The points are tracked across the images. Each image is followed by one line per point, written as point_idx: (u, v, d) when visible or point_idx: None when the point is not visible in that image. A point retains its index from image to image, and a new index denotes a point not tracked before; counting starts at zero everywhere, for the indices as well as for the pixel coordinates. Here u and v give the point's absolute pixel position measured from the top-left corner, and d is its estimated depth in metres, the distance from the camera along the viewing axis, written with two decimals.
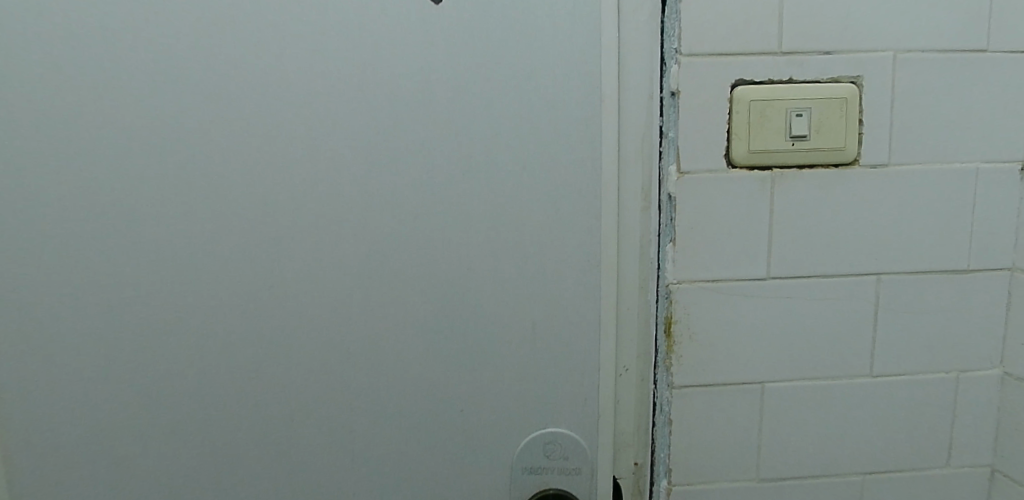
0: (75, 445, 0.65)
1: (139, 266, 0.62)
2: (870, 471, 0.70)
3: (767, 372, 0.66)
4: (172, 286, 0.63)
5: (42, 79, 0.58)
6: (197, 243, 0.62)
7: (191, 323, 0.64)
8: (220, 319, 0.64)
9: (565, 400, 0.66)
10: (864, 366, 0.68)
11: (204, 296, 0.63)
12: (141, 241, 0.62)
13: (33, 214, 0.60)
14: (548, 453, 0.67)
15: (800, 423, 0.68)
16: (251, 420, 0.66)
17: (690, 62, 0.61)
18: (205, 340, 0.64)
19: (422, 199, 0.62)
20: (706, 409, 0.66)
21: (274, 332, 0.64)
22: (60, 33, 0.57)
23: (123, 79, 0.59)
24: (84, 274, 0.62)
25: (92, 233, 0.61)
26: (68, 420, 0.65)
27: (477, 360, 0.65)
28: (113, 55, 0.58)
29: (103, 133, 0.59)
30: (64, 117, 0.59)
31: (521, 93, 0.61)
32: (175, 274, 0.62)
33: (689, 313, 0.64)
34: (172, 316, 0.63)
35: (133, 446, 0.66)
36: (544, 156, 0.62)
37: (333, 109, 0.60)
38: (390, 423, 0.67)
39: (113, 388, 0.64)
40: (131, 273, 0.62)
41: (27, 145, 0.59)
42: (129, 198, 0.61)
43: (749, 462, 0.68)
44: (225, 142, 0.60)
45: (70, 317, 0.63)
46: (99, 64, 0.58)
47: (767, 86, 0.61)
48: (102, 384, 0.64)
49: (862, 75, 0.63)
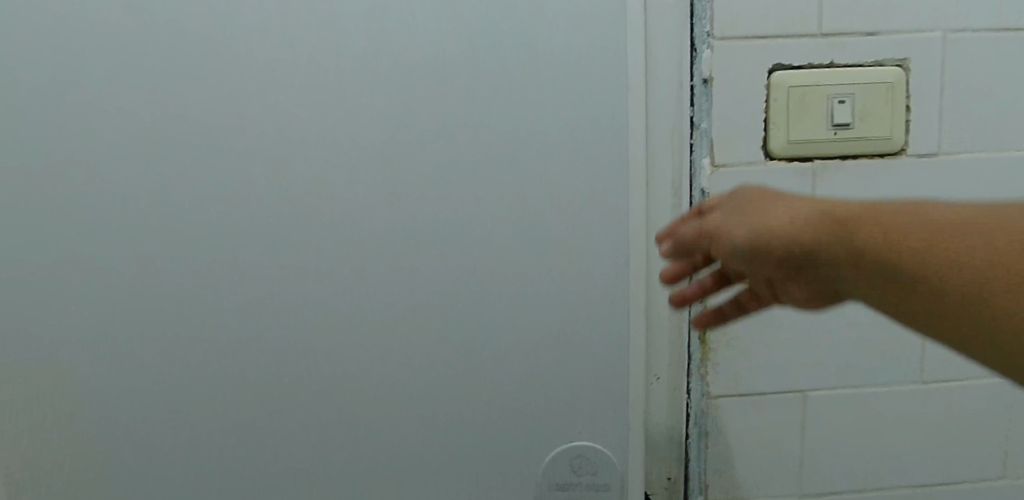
0: (69, 472, 0.61)
1: (136, 272, 0.58)
2: (921, 485, 0.65)
3: (809, 379, 0.62)
4: (171, 294, 0.59)
5: (28, 81, 0.54)
6: (196, 247, 0.58)
7: (191, 333, 0.59)
8: (223, 330, 0.60)
9: (593, 411, 0.62)
10: (914, 371, 0.63)
11: (205, 305, 0.59)
12: (137, 246, 0.57)
13: (25, 218, 0.57)
14: (575, 469, 0.63)
15: (846, 434, 0.63)
16: (257, 439, 0.62)
17: (724, 46, 0.56)
18: (206, 351, 0.60)
19: (436, 198, 0.58)
20: (744, 419, 0.62)
21: (281, 345, 0.60)
22: (49, 25, 0.54)
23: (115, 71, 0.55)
24: (78, 281, 0.58)
25: (86, 238, 0.57)
26: (61, 445, 0.60)
27: (498, 369, 0.61)
28: (101, 53, 0.54)
29: (94, 136, 0.55)
30: (55, 114, 0.55)
31: (541, 81, 0.56)
32: (173, 281, 0.58)
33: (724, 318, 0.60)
34: (171, 325, 0.59)
35: (131, 472, 0.61)
36: (567, 149, 0.57)
37: (340, 102, 0.56)
38: (405, 437, 0.63)
39: (108, 403, 0.60)
40: (127, 280, 0.58)
41: (15, 152, 0.56)
42: (124, 200, 0.57)
43: (791, 475, 0.63)
44: (225, 139, 0.56)
45: (63, 327, 0.59)
46: (88, 63, 0.54)
47: (806, 71, 0.57)
48: (97, 405, 0.60)
49: (909, 57, 0.58)
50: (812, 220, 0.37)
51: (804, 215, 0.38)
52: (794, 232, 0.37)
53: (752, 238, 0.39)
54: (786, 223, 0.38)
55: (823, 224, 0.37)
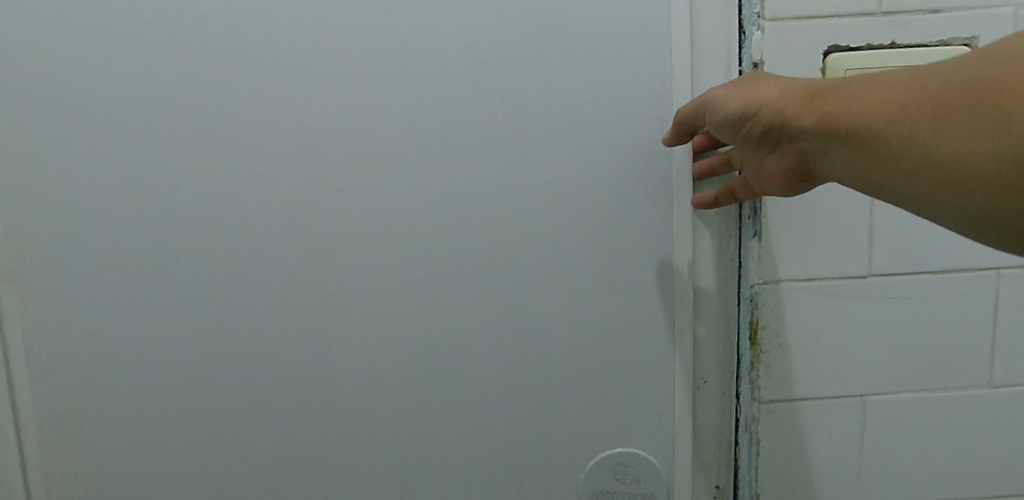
0: (90, 482, 0.59)
1: (158, 273, 0.55)
2: (989, 496, 0.61)
3: (867, 382, 0.58)
4: (194, 296, 0.56)
5: (43, 75, 0.52)
6: (219, 247, 0.55)
7: (216, 336, 0.57)
8: (248, 333, 0.57)
9: (636, 414, 0.59)
10: (982, 375, 0.58)
11: (229, 308, 0.56)
12: (159, 246, 0.55)
13: (43, 218, 0.54)
14: (618, 476, 0.60)
15: (907, 442, 0.59)
16: (284, 448, 0.59)
17: (774, 28, 0.53)
18: (231, 355, 0.57)
19: (467, 194, 0.55)
20: (797, 424, 0.58)
21: (309, 348, 0.57)
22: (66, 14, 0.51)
23: (134, 62, 0.52)
24: (98, 283, 0.55)
25: (105, 238, 0.54)
26: (84, 450, 0.58)
27: (534, 374, 0.58)
28: (119, 43, 0.51)
29: (109, 134, 0.53)
30: (71, 108, 0.52)
31: (582, 68, 0.53)
32: (195, 282, 0.56)
33: (776, 317, 0.56)
34: (194, 328, 0.56)
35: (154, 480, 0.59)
36: (610, 139, 0.54)
37: (368, 93, 0.53)
38: (438, 443, 0.60)
39: (132, 409, 0.58)
40: (149, 281, 0.55)
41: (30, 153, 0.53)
42: (144, 198, 0.54)
43: (846, 484, 0.60)
44: (248, 133, 0.53)
45: (84, 331, 0.56)
46: (105, 53, 0.52)
47: (865, 53, 0.53)
48: (118, 414, 0.58)
49: (979, 35, 0.53)
50: (798, 92, 0.41)
51: (787, 88, 0.42)
52: (778, 100, 0.41)
53: (739, 105, 0.44)
54: (773, 94, 0.42)
55: (804, 94, 0.41)
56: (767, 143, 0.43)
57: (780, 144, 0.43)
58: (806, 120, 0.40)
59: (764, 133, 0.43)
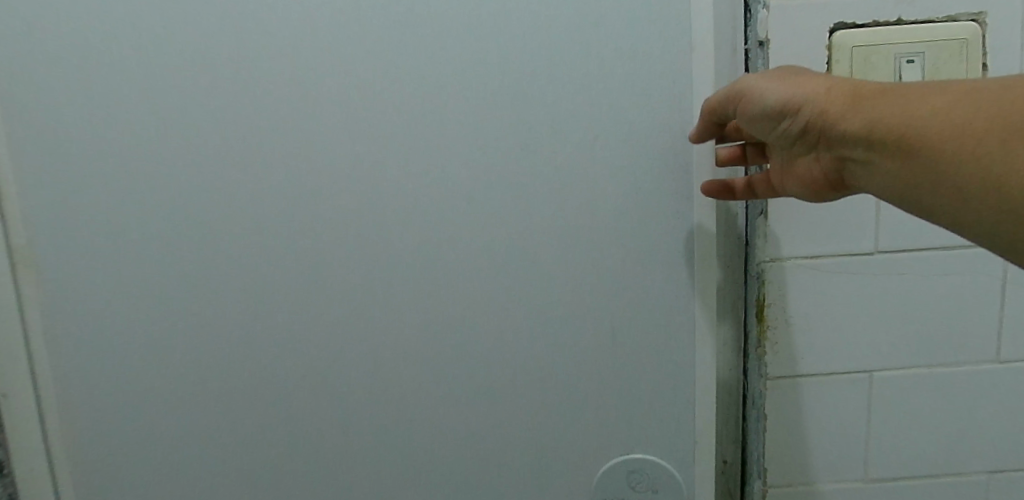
0: (92, 470, 0.58)
1: (150, 255, 0.53)
2: (995, 469, 0.61)
3: (875, 359, 0.58)
4: (190, 278, 0.54)
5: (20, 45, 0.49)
6: (213, 228, 0.53)
7: (215, 320, 0.55)
8: (245, 317, 0.55)
9: (650, 397, 0.57)
10: (990, 350, 0.59)
11: (226, 290, 0.54)
12: (151, 228, 0.53)
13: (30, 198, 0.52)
14: (633, 484, 0.59)
15: (914, 417, 0.60)
16: (286, 435, 0.58)
17: (779, 6, 0.53)
18: (231, 339, 0.56)
19: (470, 171, 0.52)
20: (805, 400, 0.59)
21: (309, 332, 0.56)
22: None
23: (114, 31, 0.49)
24: (91, 265, 0.53)
25: (95, 219, 0.52)
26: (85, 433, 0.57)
27: (542, 356, 0.57)
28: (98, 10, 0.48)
29: (92, 108, 0.50)
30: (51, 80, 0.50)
31: (593, 33, 0.49)
32: (190, 264, 0.54)
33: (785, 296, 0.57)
34: (192, 312, 0.55)
35: (159, 469, 0.59)
36: (622, 110, 0.51)
37: (364, 63, 0.50)
38: (445, 427, 0.58)
39: (131, 393, 0.56)
40: (143, 263, 0.53)
41: (19, 133, 0.51)
42: (133, 176, 0.52)
43: (855, 460, 0.60)
44: (237, 106, 0.50)
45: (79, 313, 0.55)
46: (83, 21, 0.49)
47: (872, 29, 0.53)
48: (114, 401, 0.57)
49: (986, 11, 0.54)
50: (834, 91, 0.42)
51: (825, 86, 0.42)
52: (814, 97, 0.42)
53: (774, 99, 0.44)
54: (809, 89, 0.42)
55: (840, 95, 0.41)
56: (801, 138, 0.44)
57: (814, 142, 0.43)
58: (843, 130, 0.40)
59: (798, 130, 0.44)
